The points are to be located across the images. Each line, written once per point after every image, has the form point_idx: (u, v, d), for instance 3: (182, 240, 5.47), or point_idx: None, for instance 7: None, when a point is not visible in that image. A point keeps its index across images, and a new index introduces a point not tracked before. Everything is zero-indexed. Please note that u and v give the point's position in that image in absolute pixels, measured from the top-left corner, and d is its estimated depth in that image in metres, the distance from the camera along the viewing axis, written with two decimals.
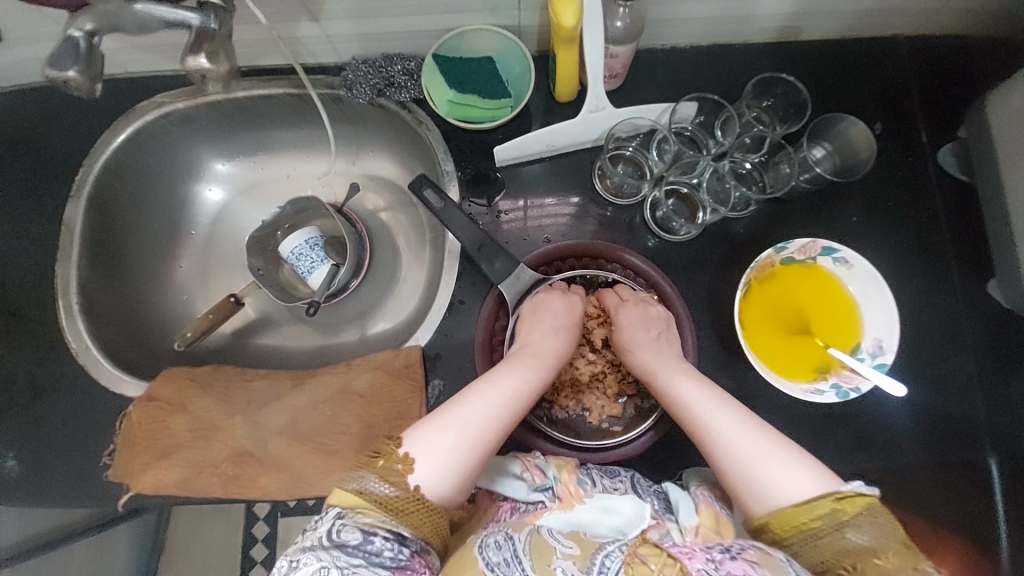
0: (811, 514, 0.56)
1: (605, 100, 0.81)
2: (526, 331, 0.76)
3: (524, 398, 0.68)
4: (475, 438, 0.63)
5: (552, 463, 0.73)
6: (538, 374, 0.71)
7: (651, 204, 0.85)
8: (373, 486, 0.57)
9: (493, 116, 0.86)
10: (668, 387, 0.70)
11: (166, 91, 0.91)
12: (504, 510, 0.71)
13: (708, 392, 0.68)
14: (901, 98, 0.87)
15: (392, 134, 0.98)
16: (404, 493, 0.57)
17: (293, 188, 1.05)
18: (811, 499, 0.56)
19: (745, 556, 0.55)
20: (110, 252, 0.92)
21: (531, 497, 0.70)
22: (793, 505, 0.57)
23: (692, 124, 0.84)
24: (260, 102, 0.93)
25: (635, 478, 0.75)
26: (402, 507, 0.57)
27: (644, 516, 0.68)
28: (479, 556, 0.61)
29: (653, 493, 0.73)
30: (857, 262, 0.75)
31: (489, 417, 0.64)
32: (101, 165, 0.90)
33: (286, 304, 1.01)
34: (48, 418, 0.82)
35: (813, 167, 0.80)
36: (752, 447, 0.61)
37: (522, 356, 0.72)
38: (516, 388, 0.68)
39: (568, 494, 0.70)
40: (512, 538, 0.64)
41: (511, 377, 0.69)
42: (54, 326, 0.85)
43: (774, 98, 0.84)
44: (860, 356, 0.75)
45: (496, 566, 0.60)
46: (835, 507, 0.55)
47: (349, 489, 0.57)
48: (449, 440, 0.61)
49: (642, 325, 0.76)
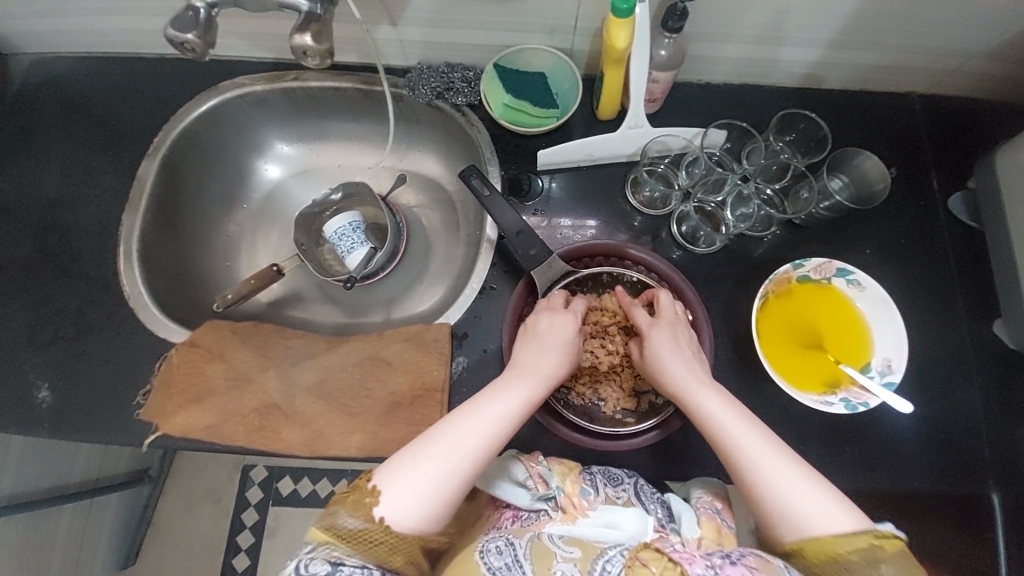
0: (849, 546, 0.59)
1: (643, 119, 0.89)
2: (523, 352, 0.77)
3: (505, 427, 0.69)
4: (448, 472, 0.65)
5: (555, 471, 0.76)
6: (523, 401, 0.71)
7: (678, 218, 0.91)
8: (342, 521, 0.63)
9: (539, 123, 0.95)
10: (704, 409, 0.70)
11: (248, 74, 1.01)
12: (507, 518, 0.76)
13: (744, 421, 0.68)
14: (915, 147, 0.94)
15: (442, 135, 1.07)
16: (371, 525, 0.62)
17: (343, 175, 1.13)
18: (850, 533, 0.60)
19: (744, 561, 0.60)
20: (173, 211, 0.99)
21: (534, 506, 0.74)
22: (828, 536, 0.60)
23: (720, 149, 0.92)
24: (329, 93, 1.02)
25: (638, 486, 0.78)
26: (370, 539, 0.62)
27: (647, 531, 0.71)
28: (480, 561, 0.66)
29: (656, 502, 0.77)
30: (869, 285, 0.81)
31: (464, 449, 0.66)
32: (180, 132, 0.98)
33: (322, 277, 1.07)
34: (91, 354, 0.86)
35: (832, 195, 0.87)
36: (787, 479, 0.64)
37: (508, 382, 0.73)
38: (497, 417, 0.69)
39: (571, 505, 0.73)
40: (513, 544, 0.68)
41: (493, 406, 0.70)
42: (111, 270, 0.91)
43: (796, 133, 0.92)
44: (869, 374, 0.78)
45: (497, 570, 0.65)
46: (872, 544, 0.59)
47: (322, 526, 0.62)
48: (420, 473, 0.65)
49: (671, 348, 0.76)
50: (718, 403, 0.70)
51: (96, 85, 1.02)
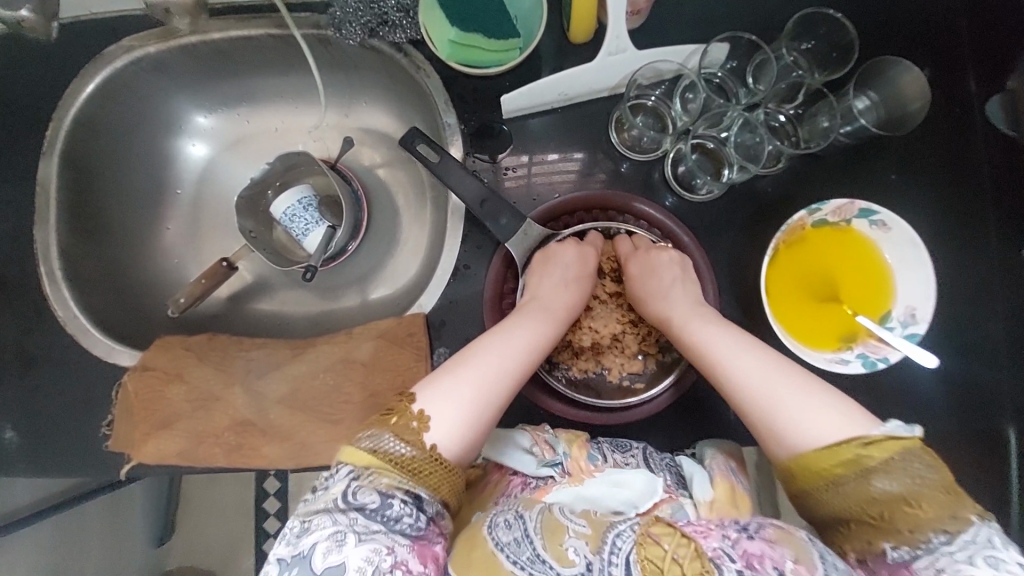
0: (837, 458, 0.53)
1: (626, 41, 0.73)
2: (536, 282, 0.73)
3: (536, 351, 0.67)
4: (493, 389, 0.61)
5: (561, 438, 0.72)
6: (549, 329, 0.69)
7: (674, 160, 0.78)
8: (389, 444, 0.55)
9: (499, 59, 0.77)
10: (687, 329, 0.68)
11: (134, 33, 0.82)
12: (515, 485, 0.69)
13: (731, 336, 0.64)
14: (952, 40, 0.77)
15: (388, 82, 0.89)
16: (420, 452, 0.56)
17: (284, 143, 0.98)
18: (837, 441, 0.53)
19: (762, 534, 0.55)
20: (92, 214, 0.86)
21: (540, 472, 0.68)
22: (818, 447, 0.54)
23: (722, 70, 0.76)
24: (240, 45, 0.84)
25: (647, 452, 0.73)
26: (420, 467, 0.55)
27: (657, 491, 0.66)
28: (489, 536, 0.59)
29: (665, 467, 0.71)
30: (895, 225, 0.69)
31: (502, 373, 0.63)
32: (72, 118, 0.82)
33: (283, 268, 0.96)
34: (42, 388, 0.79)
35: (857, 118, 0.72)
36: (772, 388, 0.59)
37: (534, 312, 0.70)
38: (527, 343, 0.66)
39: (578, 469, 0.69)
40: (523, 517, 0.60)
41: (521, 332, 0.67)
42: (38, 293, 0.81)
43: (815, 40, 0.74)
44: (890, 325, 0.71)
45: (506, 545, 0.58)
46: (860, 452, 0.52)
47: (361, 447, 0.55)
48: (462, 394, 0.60)
49: (674, 269, 0.73)
50: (706, 323, 0.67)
51: None
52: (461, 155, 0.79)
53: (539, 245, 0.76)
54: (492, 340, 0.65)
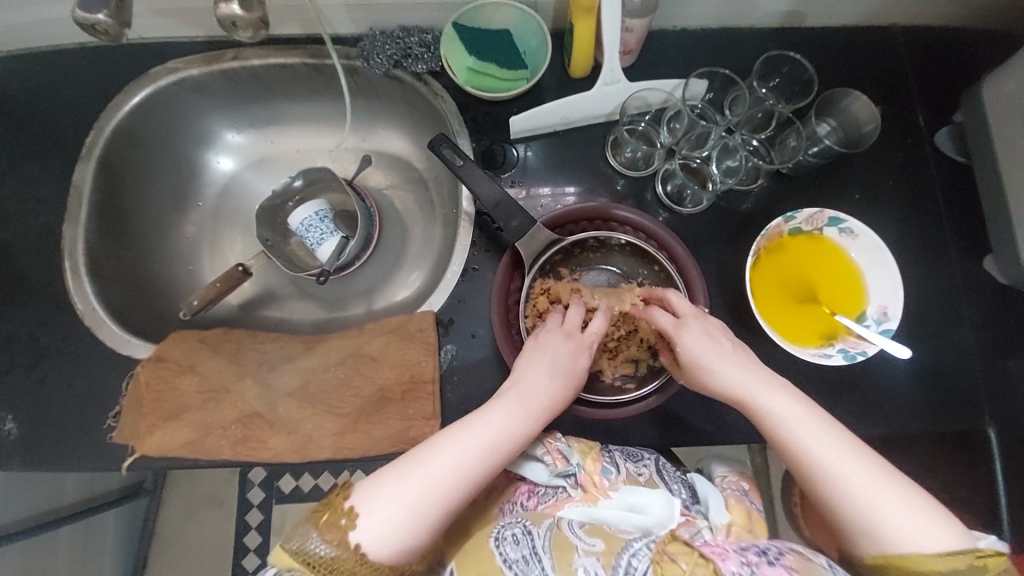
0: (943, 566, 0.54)
1: (619, 74, 0.83)
2: (524, 365, 0.71)
3: (500, 453, 0.64)
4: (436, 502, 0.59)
5: (576, 449, 0.75)
6: (522, 427, 0.66)
7: (664, 176, 0.87)
8: (312, 545, 0.56)
9: (507, 86, 0.88)
10: (768, 415, 0.63)
11: (180, 57, 0.91)
12: (523, 492, 0.75)
13: (816, 424, 0.62)
14: (899, 83, 0.89)
15: (405, 109, 0.99)
16: (344, 553, 0.56)
17: (304, 161, 1.06)
18: (945, 553, 0.54)
19: (783, 561, 0.58)
20: (119, 217, 0.92)
21: (552, 482, 0.72)
22: (919, 554, 0.55)
23: (702, 101, 0.86)
24: (275, 72, 0.93)
25: (660, 464, 0.78)
26: (343, 567, 0.56)
27: (673, 516, 0.66)
28: (495, 550, 0.63)
29: (679, 482, 0.77)
30: (861, 232, 0.78)
31: (455, 478, 0.61)
32: (113, 128, 0.90)
33: (294, 274, 1.01)
34: (50, 379, 0.80)
35: (822, 140, 0.82)
36: (870, 490, 0.58)
37: (504, 402, 0.67)
38: (494, 443, 0.64)
39: (591, 484, 0.71)
40: (530, 533, 0.65)
41: (490, 429, 0.64)
42: (60, 288, 0.84)
43: (779, 78, 0.86)
44: (866, 323, 0.77)
45: (514, 562, 0.62)
46: (971, 564, 0.54)
47: (286, 549, 0.56)
48: (408, 497, 0.59)
49: (722, 343, 0.70)
50: (785, 402, 0.64)
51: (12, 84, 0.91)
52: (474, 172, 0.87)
53: (545, 249, 0.80)
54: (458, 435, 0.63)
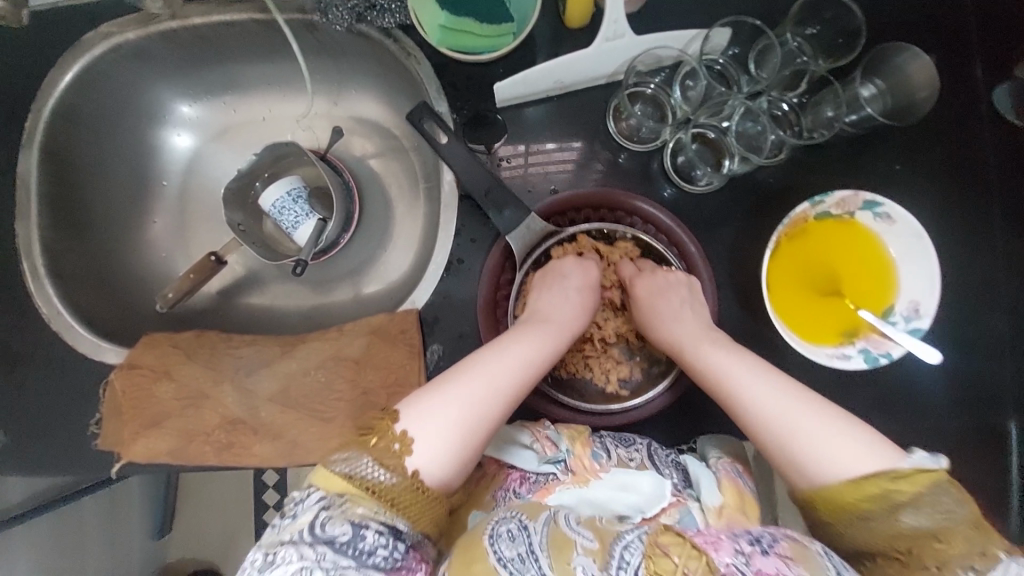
0: (864, 493, 0.53)
1: (624, 27, 0.70)
2: (538, 297, 0.71)
3: (533, 368, 0.64)
4: (475, 416, 0.58)
5: (565, 434, 0.70)
6: (548, 344, 0.66)
7: (673, 149, 0.76)
8: (366, 469, 0.53)
9: (492, 45, 0.74)
10: (701, 361, 0.66)
11: (111, 18, 0.79)
12: (514, 479, 0.69)
13: (749, 363, 0.63)
14: (962, 23, 0.74)
15: (377, 69, 0.86)
16: (398, 480, 0.54)
17: (272, 132, 0.95)
18: (866, 475, 0.53)
19: (777, 550, 0.54)
20: (75, 208, 0.84)
21: (542, 469, 0.68)
22: (842, 481, 0.54)
23: (724, 56, 0.73)
24: (222, 31, 0.81)
25: (652, 449, 0.72)
26: (398, 496, 0.53)
27: (664, 495, 0.66)
28: (489, 548, 0.57)
29: (672, 466, 0.71)
30: (900, 218, 0.68)
31: (494, 392, 0.60)
32: (50, 111, 0.79)
33: (273, 262, 0.93)
34: (27, 386, 0.78)
35: (863, 107, 0.69)
36: (800, 418, 0.58)
37: (529, 327, 0.67)
38: (525, 356, 0.64)
39: (581, 468, 0.68)
40: (527, 528, 0.59)
41: (518, 347, 0.64)
42: (22, 290, 0.79)
43: (820, 26, 0.71)
44: (892, 320, 0.69)
45: (509, 561, 0.56)
46: (891, 487, 0.52)
47: (336, 471, 0.53)
48: (448, 416, 0.57)
49: (681, 294, 0.70)
50: (720, 348, 0.66)
51: None
52: (451, 181, 0.76)
53: (540, 240, 0.72)
54: (490, 353, 0.63)
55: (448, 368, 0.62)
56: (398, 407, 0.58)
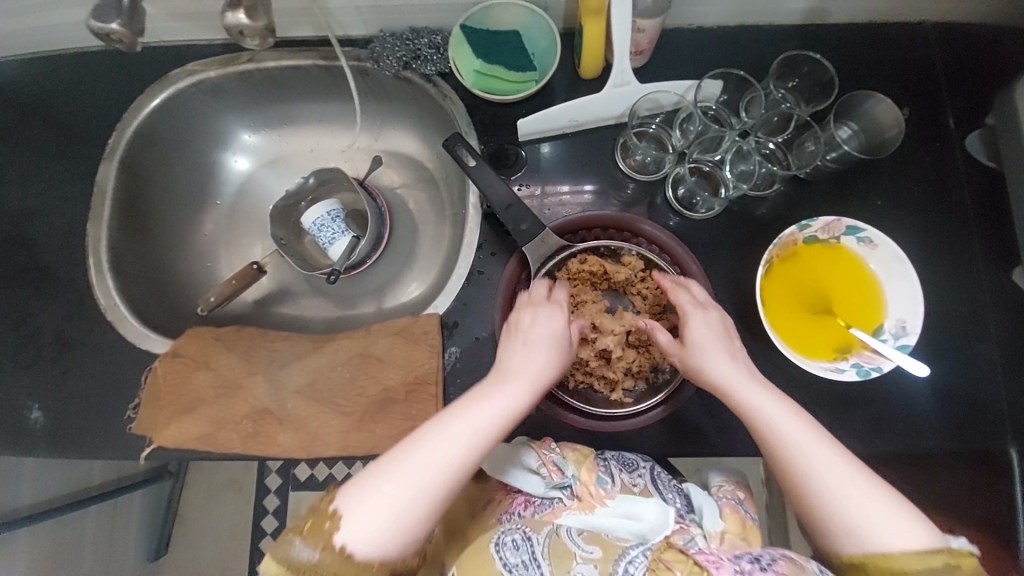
0: (919, 564, 0.53)
1: (630, 76, 0.81)
2: (507, 353, 0.67)
3: (483, 445, 0.60)
4: (420, 492, 0.57)
5: (569, 459, 0.72)
6: (512, 400, 0.63)
7: (674, 181, 0.85)
8: (300, 550, 0.54)
9: (517, 89, 0.87)
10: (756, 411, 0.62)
11: (198, 59, 0.94)
12: (519, 503, 0.71)
13: (805, 424, 0.61)
14: (930, 82, 0.85)
15: (416, 109, 1.00)
16: (329, 554, 0.54)
17: (317, 161, 1.07)
18: (921, 552, 0.54)
19: (775, 567, 0.56)
20: (140, 215, 0.95)
21: (548, 494, 0.69)
22: (898, 553, 0.54)
23: (716, 102, 0.84)
24: (289, 73, 0.95)
25: (655, 473, 0.75)
26: (328, 569, 0.54)
27: (669, 523, 0.66)
28: (495, 555, 0.62)
29: (673, 491, 0.74)
30: (881, 242, 0.75)
31: (438, 462, 0.58)
32: (134, 130, 0.93)
33: (307, 273, 1.02)
34: (73, 371, 0.84)
35: (841, 145, 0.79)
36: (852, 497, 0.57)
37: (480, 393, 0.63)
38: (481, 423, 0.60)
39: (587, 493, 0.69)
40: (530, 539, 0.63)
41: (480, 411, 0.61)
42: (84, 284, 0.88)
43: (799, 79, 0.83)
44: (882, 337, 0.74)
45: (514, 566, 0.61)
46: (947, 565, 0.53)
47: (281, 550, 0.54)
48: (386, 491, 0.56)
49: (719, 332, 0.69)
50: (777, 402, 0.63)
51: (41, 87, 0.95)
52: (477, 201, 0.86)
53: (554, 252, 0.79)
54: (438, 427, 0.60)
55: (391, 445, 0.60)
56: (336, 487, 0.58)
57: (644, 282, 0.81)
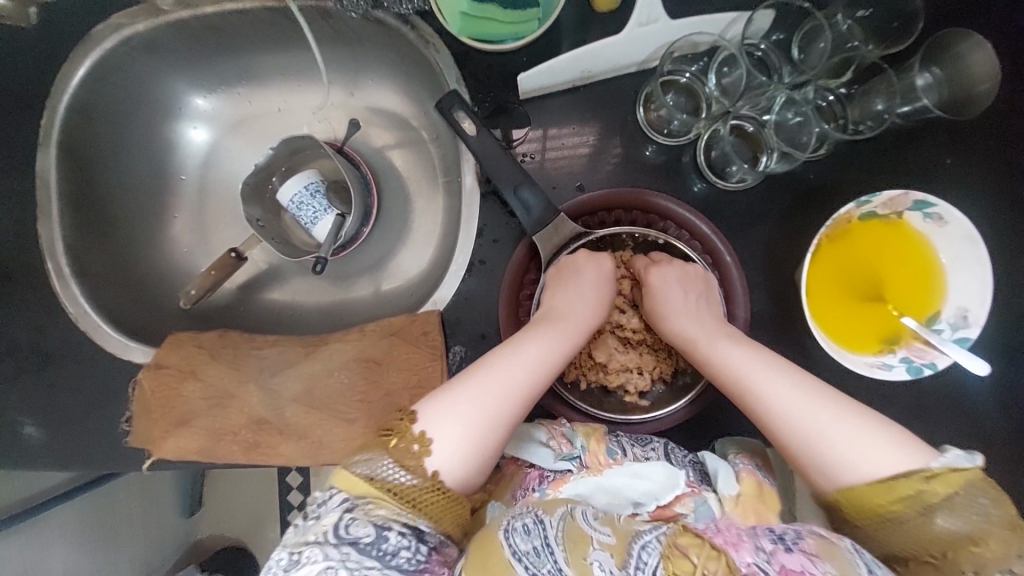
0: (891, 493, 0.50)
1: (658, 10, 0.65)
2: (559, 297, 0.67)
3: (553, 370, 0.61)
4: (491, 419, 0.56)
5: (579, 431, 0.66)
6: (567, 344, 0.63)
7: (707, 143, 0.72)
8: (386, 470, 0.52)
9: (516, 32, 0.70)
10: (711, 357, 0.62)
11: (122, 10, 0.77)
12: (533, 478, 0.64)
13: (756, 356, 0.60)
14: None
15: (394, 56, 0.83)
16: (421, 481, 0.52)
17: (288, 124, 0.93)
18: (892, 478, 0.50)
19: (802, 546, 0.50)
20: (95, 206, 0.84)
21: (557, 466, 0.63)
22: (866, 482, 0.51)
23: (767, 42, 0.68)
24: (234, 19, 0.78)
25: (669, 447, 0.67)
26: (421, 497, 0.51)
27: (678, 484, 0.61)
28: (505, 544, 0.49)
29: (688, 462, 0.66)
30: (952, 219, 0.63)
31: (509, 391, 0.58)
32: (66, 107, 0.78)
33: (293, 258, 0.91)
34: (58, 385, 0.79)
35: (918, 98, 0.64)
36: (816, 423, 0.54)
37: (540, 325, 0.64)
38: (541, 358, 0.61)
39: (596, 463, 0.63)
40: (542, 522, 0.53)
41: (536, 348, 0.62)
42: (48, 290, 0.80)
43: (875, 7, 0.65)
44: (938, 328, 0.65)
45: (524, 555, 0.49)
46: (922, 488, 0.49)
47: (357, 473, 0.51)
48: (467, 417, 0.55)
49: (693, 283, 0.67)
50: (728, 342, 0.63)
51: None
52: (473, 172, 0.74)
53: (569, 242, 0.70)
54: (504, 353, 0.61)
55: (454, 374, 0.59)
56: (413, 407, 0.57)
57: None
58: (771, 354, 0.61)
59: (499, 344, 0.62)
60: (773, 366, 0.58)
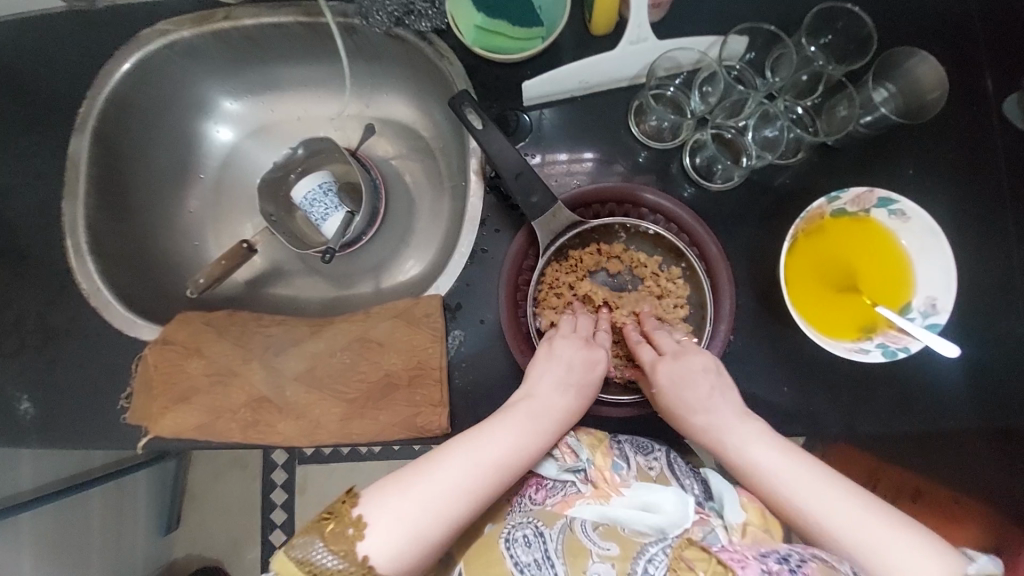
0: None
1: (647, 31, 0.74)
2: (534, 380, 0.67)
3: (517, 465, 0.60)
4: (439, 517, 0.54)
5: (584, 442, 0.66)
6: (532, 438, 0.62)
7: (693, 147, 0.78)
8: (317, 555, 0.52)
9: (521, 48, 0.80)
10: (746, 459, 0.60)
11: (169, 17, 0.85)
12: (530, 485, 0.65)
13: (791, 459, 0.59)
14: (971, 38, 0.77)
15: (410, 71, 0.91)
16: (349, 565, 0.52)
17: (306, 130, 1.00)
18: None
19: (805, 570, 0.53)
20: (118, 193, 0.88)
21: (561, 478, 0.64)
22: None
23: (741, 61, 0.77)
24: (269, 32, 0.86)
25: (672, 457, 0.68)
26: None
27: (687, 514, 0.59)
28: (506, 553, 0.57)
29: (692, 476, 0.67)
30: (913, 215, 0.70)
31: (462, 491, 0.56)
32: (105, 99, 0.85)
33: (300, 252, 0.95)
34: (60, 360, 0.80)
35: (877, 108, 0.73)
36: (863, 530, 0.53)
37: (512, 412, 0.63)
38: (508, 453, 0.60)
39: (603, 479, 0.63)
40: (543, 535, 0.58)
41: (501, 440, 0.60)
42: (63, 268, 0.83)
43: (832, 34, 0.76)
44: (910, 316, 0.71)
45: (526, 566, 0.56)
46: None
47: (290, 557, 0.52)
48: (416, 512, 0.54)
49: (709, 373, 0.68)
50: (758, 440, 0.61)
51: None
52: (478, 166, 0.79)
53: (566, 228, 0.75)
54: (472, 443, 0.59)
55: (415, 459, 0.58)
56: (356, 489, 0.55)
57: (659, 275, 0.78)
58: (801, 453, 0.60)
59: (470, 430, 0.61)
60: (810, 469, 0.57)
